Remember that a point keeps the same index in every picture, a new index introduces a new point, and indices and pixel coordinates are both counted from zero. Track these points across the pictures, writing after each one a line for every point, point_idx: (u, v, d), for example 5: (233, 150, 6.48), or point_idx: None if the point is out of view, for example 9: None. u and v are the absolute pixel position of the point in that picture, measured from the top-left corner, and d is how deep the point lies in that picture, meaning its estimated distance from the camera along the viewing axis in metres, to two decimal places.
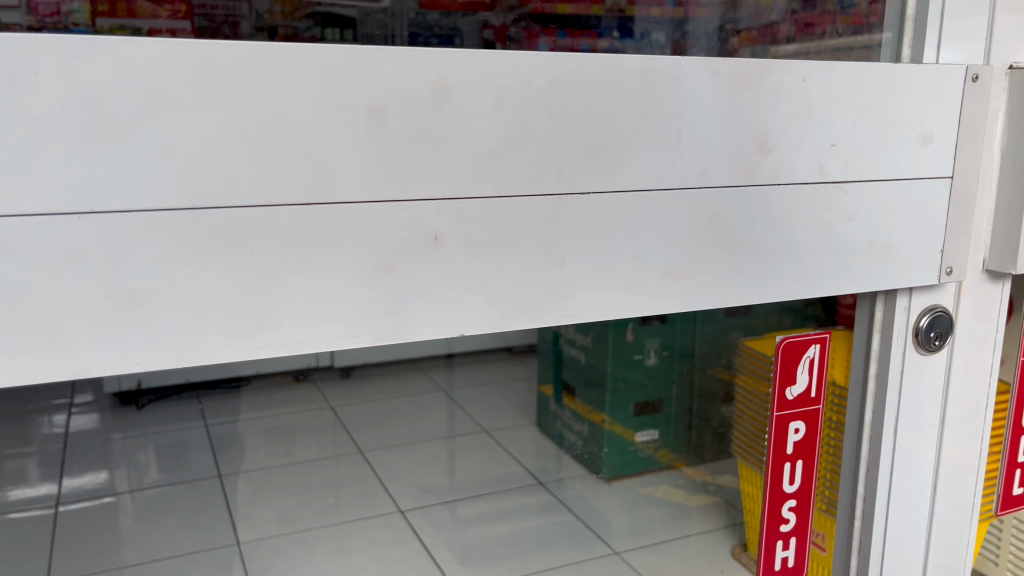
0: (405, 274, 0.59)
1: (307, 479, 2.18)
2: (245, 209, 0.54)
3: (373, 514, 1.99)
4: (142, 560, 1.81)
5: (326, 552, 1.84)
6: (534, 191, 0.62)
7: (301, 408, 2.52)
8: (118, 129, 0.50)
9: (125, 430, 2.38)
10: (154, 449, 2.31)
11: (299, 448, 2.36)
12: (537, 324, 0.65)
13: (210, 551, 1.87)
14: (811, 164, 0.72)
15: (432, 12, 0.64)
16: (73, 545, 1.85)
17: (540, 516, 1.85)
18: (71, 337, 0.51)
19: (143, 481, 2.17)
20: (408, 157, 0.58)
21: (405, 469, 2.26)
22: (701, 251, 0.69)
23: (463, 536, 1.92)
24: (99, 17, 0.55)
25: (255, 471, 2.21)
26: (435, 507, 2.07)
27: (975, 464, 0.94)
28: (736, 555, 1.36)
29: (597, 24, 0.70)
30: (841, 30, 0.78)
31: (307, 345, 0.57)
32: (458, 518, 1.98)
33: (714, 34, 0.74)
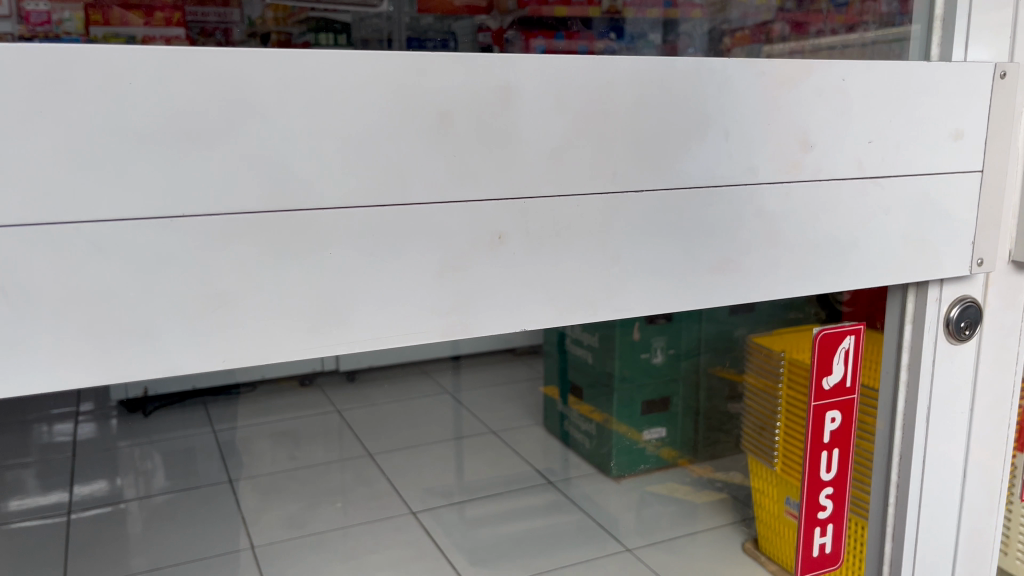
0: (471, 272, 0.62)
1: (312, 483, 2.27)
2: (322, 211, 0.56)
3: (384, 516, 2.09)
4: (153, 564, 1.89)
5: (336, 555, 1.93)
6: (591, 190, 0.64)
7: (309, 412, 2.62)
8: (206, 135, 0.52)
9: (132, 438, 2.45)
10: (161, 455, 2.38)
11: (304, 452, 2.42)
12: (593, 318, 0.67)
13: (219, 556, 1.94)
14: (849, 161, 0.74)
15: (427, 17, 0.66)
16: (84, 551, 1.91)
17: (548, 514, 2.05)
18: (162, 336, 0.53)
19: (150, 488, 2.19)
20: (474, 159, 0.60)
21: (412, 471, 2.32)
22: (747, 247, 0.72)
23: (473, 536, 2.03)
24: (92, 26, 0.55)
25: (262, 476, 2.30)
26: (444, 508, 2.14)
27: (1003, 450, 0.96)
28: (748, 550, 1.58)
29: (593, 26, 0.71)
30: (834, 28, 0.81)
31: (380, 341, 0.60)
32: (467, 520, 2.09)
33: (706, 35, 0.76)
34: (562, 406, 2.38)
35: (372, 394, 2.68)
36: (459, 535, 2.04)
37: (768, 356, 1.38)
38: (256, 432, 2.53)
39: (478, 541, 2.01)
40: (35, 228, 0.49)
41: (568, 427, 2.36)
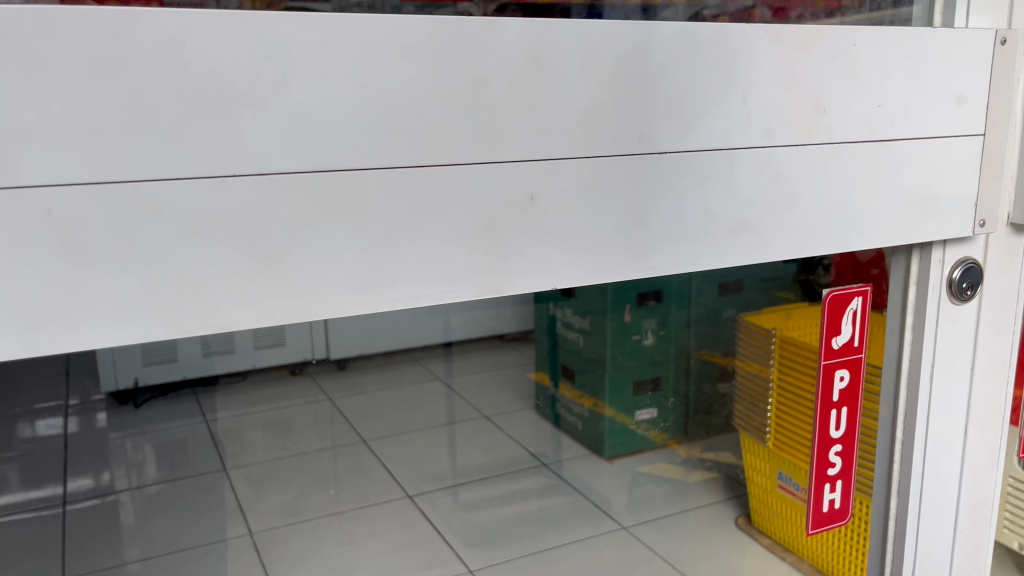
0: (504, 232, 0.64)
1: (303, 471, 2.26)
2: (365, 171, 0.57)
3: (378, 501, 2.14)
4: (145, 556, 1.90)
5: (332, 542, 1.98)
6: (617, 152, 0.66)
7: (298, 400, 2.56)
8: (254, 97, 0.53)
9: (122, 429, 2.42)
10: (150, 447, 2.33)
11: (296, 440, 2.39)
12: (620, 278, 0.70)
13: (205, 546, 1.94)
14: (861, 125, 0.77)
15: (408, 7, 0.61)
16: (78, 543, 1.94)
17: (542, 496, 2.15)
18: (215, 292, 0.55)
19: (141, 479, 2.19)
20: (508, 121, 0.62)
21: (406, 457, 2.34)
22: (765, 208, 0.74)
23: (469, 520, 2.08)
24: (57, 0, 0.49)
25: (252, 466, 2.27)
26: (437, 493, 2.19)
27: (1003, 408, 1.00)
28: (739, 524, 1.79)
29: (569, 10, 0.65)
30: (815, 13, 0.78)
31: (420, 300, 0.62)
32: (462, 504, 2.14)
33: (688, 16, 0.71)
34: (552, 389, 2.41)
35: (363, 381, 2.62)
36: (455, 521, 2.07)
37: (762, 335, 1.45)
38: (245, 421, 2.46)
39: (474, 525, 2.06)
40: (94, 189, 0.50)
41: (559, 410, 2.41)
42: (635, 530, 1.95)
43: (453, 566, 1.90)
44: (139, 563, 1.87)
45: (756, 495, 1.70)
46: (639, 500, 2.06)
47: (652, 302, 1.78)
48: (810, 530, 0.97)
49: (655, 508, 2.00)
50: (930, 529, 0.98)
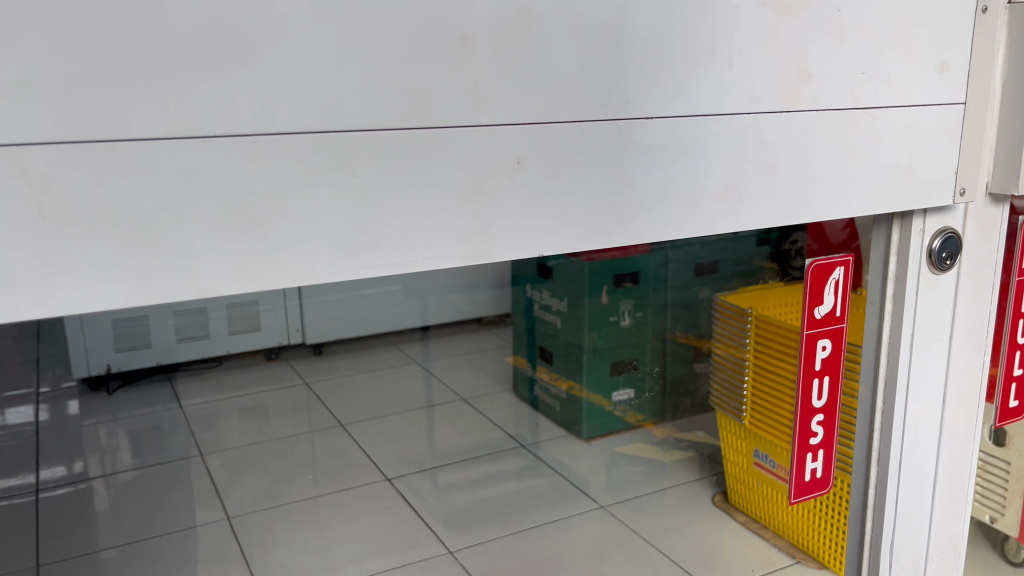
0: (490, 196, 0.63)
1: (280, 457, 2.25)
2: (350, 133, 0.56)
3: (360, 483, 2.14)
4: (122, 541, 1.90)
5: (311, 524, 1.98)
6: (604, 116, 0.66)
7: (271, 387, 2.13)
8: (236, 55, 0.51)
9: (97, 416, 2.07)
10: (126, 434, 2.15)
11: (273, 426, 2.29)
12: (607, 244, 0.69)
13: (177, 532, 1.92)
14: (844, 91, 0.77)
15: None
16: (53, 530, 1.92)
17: (521, 478, 2.18)
18: (197, 257, 0.54)
19: (115, 464, 2.15)
20: (493, 84, 0.61)
21: (386, 443, 2.32)
22: (750, 175, 0.74)
23: (447, 502, 2.11)
24: None
25: (229, 450, 2.25)
26: (416, 475, 2.20)
27: (979, 376, 1.02)
28: (719, 503, 1.79)
29: None
30: None
31: (406, 265, 0.61)
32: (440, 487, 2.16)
33: None
34: (529, 372, 2.20)
35: (342, 366, 2.14)
36: (433, 501, 2.11)
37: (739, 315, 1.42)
38: (220, 409, 2.15)
39: (451, 507, 2.09)
40: (67, 147, 0.48)
41: (538, 393, 2.26)
42: (612, 508, 1.99)
43: (433, 548, 1.92)
44: (115, 550, 1.87)
45: (733, 472, 1.70)
46: (617, 479, 2.09)
47: (630, 283, 1.71)
48: (792, 499, 0.98)
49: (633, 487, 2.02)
50: (909, 497, 0.99)
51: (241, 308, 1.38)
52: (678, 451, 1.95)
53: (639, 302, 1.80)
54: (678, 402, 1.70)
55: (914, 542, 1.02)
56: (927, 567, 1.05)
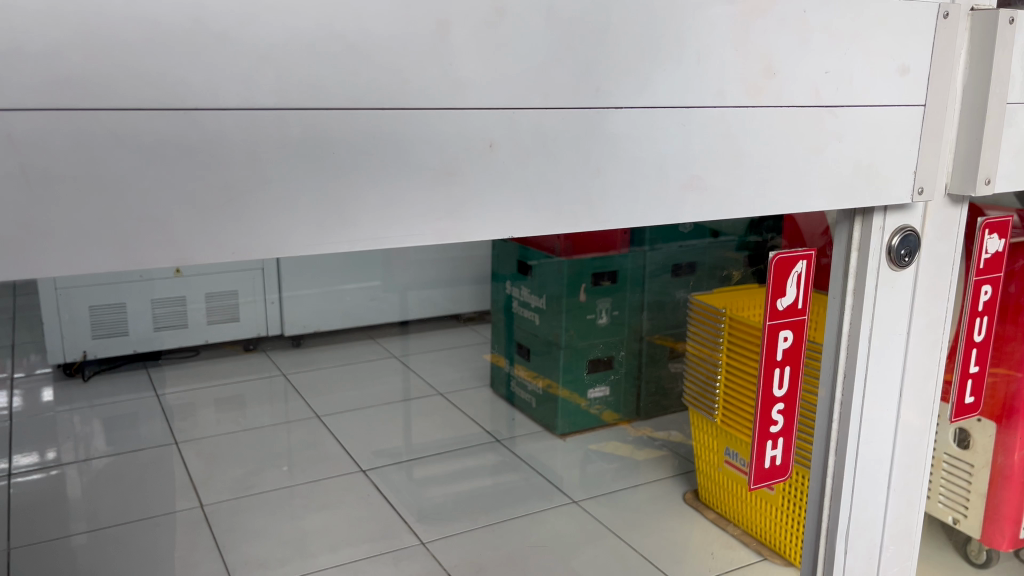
0: (461, 178, 0.65)
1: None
2: (326, 112, 0.58)
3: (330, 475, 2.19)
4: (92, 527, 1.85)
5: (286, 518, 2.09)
6: (574, 105, 0.69)
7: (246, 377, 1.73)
8: (219, 31, 0.53)
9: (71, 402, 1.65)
10: (101, 421, 1.76)
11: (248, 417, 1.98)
12: (576, 229, 0.72)
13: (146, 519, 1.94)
14: (808, 89, 0.80)
15: None
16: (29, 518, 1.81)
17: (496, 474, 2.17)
18: (175, 225, 0.56)
19: (88, 450, 1.84)
20: (469, 70, 0.63)
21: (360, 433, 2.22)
22: (715, 166, 0.77)
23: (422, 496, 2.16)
24: None
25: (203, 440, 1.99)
26: (391, 468, 2.17)
27: (935, 371, 1.05)
28: (686, 501, 1.79)
29: None
30: None
31: (378, 241, 0.63)
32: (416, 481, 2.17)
33: None
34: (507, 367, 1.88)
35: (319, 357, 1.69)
36: (408, 496, 2.15)
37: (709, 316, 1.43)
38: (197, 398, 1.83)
39: (427, 501, 2.14)
40: (49, 114, 0.50)
41: (515, 388, 1.96)
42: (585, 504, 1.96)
43: (405, 540, 2.05)
44: (87, 535, 1.84)
45: (700, 469, 1.72)
46: (592, 477, 1.98)
47: (608, 281, 1.52)
48: (752, 485, 1.00)
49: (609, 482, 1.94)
50: (864, 485, 1.03)
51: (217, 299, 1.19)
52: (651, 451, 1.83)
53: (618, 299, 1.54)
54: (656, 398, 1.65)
55: (868, 532, 1.06)
56: (882, 556, 1.08)
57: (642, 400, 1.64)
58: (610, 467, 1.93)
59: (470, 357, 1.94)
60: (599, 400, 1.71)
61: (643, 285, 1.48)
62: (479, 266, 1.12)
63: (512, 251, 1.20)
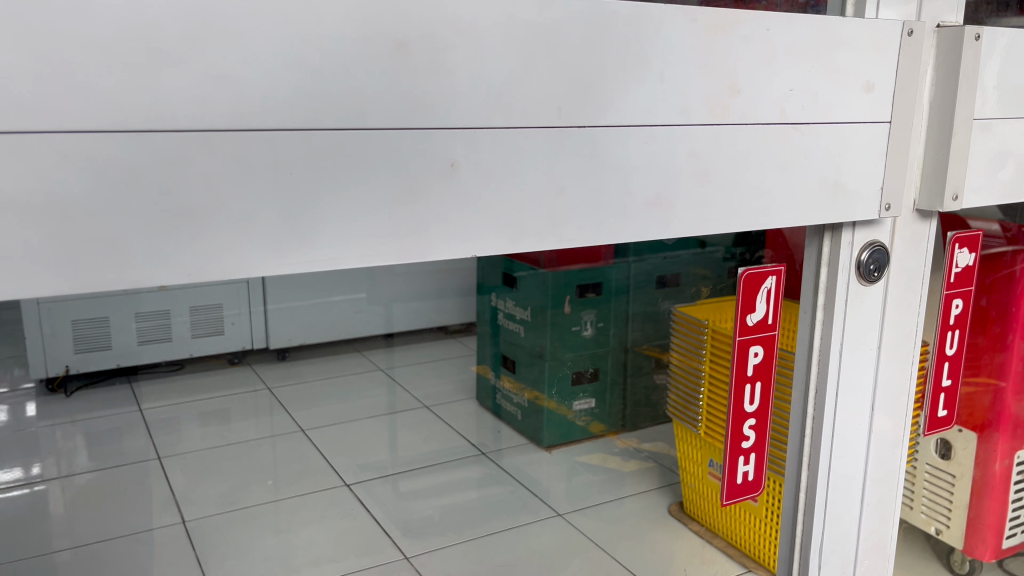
0: (424, 198, 0.65)
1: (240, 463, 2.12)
2: (282, 132, 0.58)
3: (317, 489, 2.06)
4: (75, 543, 1.72)
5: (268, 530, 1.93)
6: (537, 123, 0.69)
7: (236, 389, 1.73)
8: (173, 53, 0.53)
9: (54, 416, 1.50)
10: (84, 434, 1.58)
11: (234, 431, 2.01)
12: (540, 247, 0.72)
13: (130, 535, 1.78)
14: (773, 107, 0.80)
15: None
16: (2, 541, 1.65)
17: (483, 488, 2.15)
18: (128, 246, 0.55)
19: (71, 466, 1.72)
20: (428, 88, 0.63)
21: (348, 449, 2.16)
22: (682, 183, 0.78)
23: (408, 509, 2.06)
24: None
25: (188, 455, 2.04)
26: (375, 482, 2.09)
27: (906, 385, 1.06)
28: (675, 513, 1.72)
29: None
30: None
31: (339, 261, 0.63)
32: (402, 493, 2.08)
33: None
34: (494, 381, 1.86)
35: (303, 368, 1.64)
36: (395, 510, 2.03)
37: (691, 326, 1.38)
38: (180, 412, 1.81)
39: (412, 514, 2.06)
40: None
41: (501, 399, 1.91)
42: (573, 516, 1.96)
43: (390, 553, 1.89)
44: (71, 551, 1.69)
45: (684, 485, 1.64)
46: (578, 488, 2.01)
47: (592, 294, 1.56)
48: (724, 501, 1.00)
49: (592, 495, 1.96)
50: (838, 500, 1.03)
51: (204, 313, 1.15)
52: (636, 462, 1.80)
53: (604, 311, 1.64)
54: (636, 409, 1.68)
55: (842, 545, 1.06)
56: (856, 569, 1.08)
57: (628, 409, 1.70)
58: (597, 478, 1.96)
59: (456, 370, 1.91)
60: (585, 412, 1.72)
61: (628, 297, 1.48)
62: (462, 279, 1.10)
63: (494, 263, 1.18)
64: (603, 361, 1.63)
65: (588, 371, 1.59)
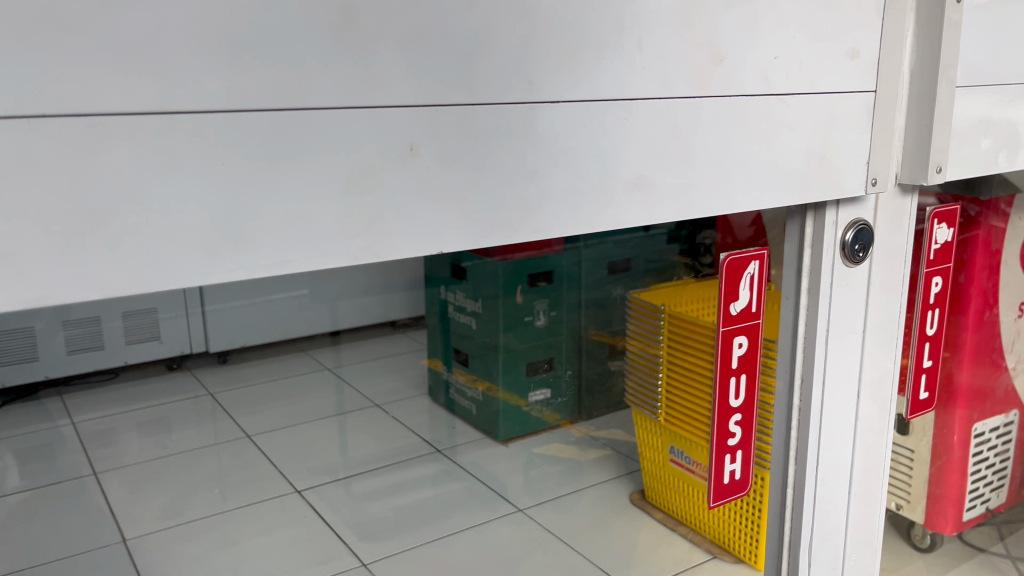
0: (380, 188, 0.56)
1: (183, 474, 2.01)
2: (209, 115, 0.48)
3: (267, 497, 1.93)
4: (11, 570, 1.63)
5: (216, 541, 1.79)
6: (505, 99, 0.61)
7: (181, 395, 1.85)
8: (68, 20, 0.43)
9: None
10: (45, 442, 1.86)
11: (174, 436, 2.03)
12: (512, 240, 0.64)
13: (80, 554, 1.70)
14: (756, 75, 0.74)
15: None
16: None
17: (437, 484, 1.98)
18: (22, 260, 0.45)
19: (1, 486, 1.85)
20: (381, 61, 0.54)
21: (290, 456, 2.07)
22: (663, 163, 0.70)
23: (363, 512, 1.92)
24: None
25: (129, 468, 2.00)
26: (328, 486, 2.00)
27: (891, 370, 1.01)
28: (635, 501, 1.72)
29: None
30: None
31: (283, 265, 0.54)
32: (355, 496, 1.96)
33: None
34: (446, 375, 1.81)
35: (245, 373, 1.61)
36: (348, 513, 1.91)
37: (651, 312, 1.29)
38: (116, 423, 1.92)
39: (367, 516, 1.90)
40: None
41: (454, 396, 1.89)
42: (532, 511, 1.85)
43: (347, 561, 1.74)
44: None
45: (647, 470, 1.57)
46: (536, 481, 1.92)
47: (544, 283, 1.48)
48: (711, 503, 0.93)
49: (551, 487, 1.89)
50: (827, 493, 0.98)
51: (135, 319, 1.05)
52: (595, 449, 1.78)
53: (554, 301, 1.57)
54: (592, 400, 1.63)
55: (831, 541, 1.01)
56: (845, 564, 1.03)
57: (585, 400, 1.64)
58: (556, 470, 1.91)
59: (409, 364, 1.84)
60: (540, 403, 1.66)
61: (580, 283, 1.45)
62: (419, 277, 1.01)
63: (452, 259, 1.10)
64: (559, 350, 1.55)
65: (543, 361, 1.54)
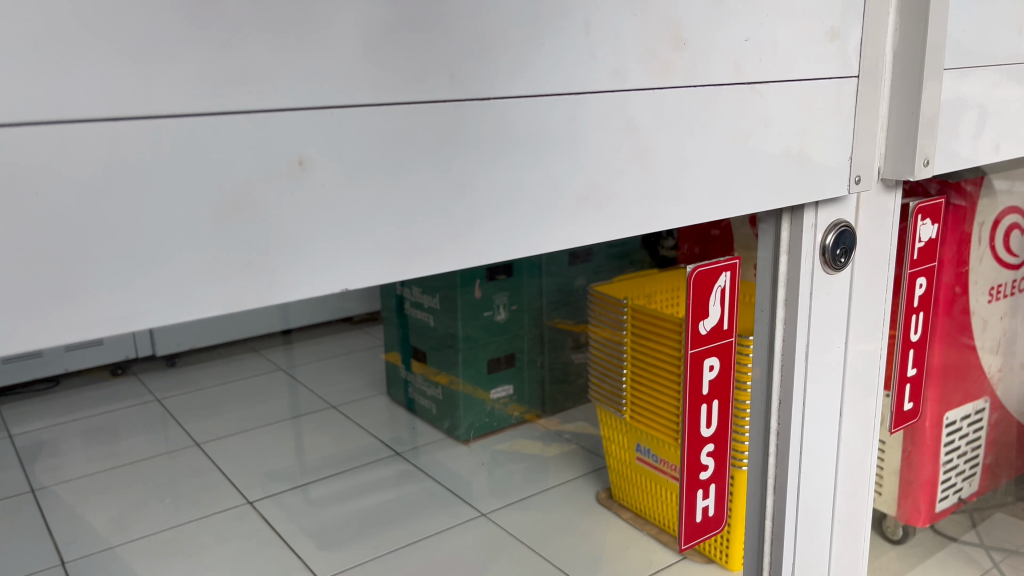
0: (261, 215, 0.44)
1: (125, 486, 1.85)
2: (9, 128, 0.36)
3: (215, 510, 1.72)
4: None
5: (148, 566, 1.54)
6: (422, 98, 0.49)
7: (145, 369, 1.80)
8: None
9: None
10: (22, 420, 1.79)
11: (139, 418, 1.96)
12: (440, 269, 0.52)
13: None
14: (725, 62, 0.63)
15: None
16: None
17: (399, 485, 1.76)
18: None
19: None
20: (255, 53, 0.42)
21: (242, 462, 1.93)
22: (619, 169, 0.59)
23: (319, 518, 1.69)
24: None
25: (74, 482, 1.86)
26: (286, 494, 1.78)
27: (875, 383, 0.91)
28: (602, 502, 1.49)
29: None
30: None
31: (132, 321, 0.41)
32: (312, 501, 1.74)
33: None
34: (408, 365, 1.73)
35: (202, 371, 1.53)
36: (303, 517, 1.69)
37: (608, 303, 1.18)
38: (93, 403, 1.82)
39: (322, 523, 1.67)
40: None
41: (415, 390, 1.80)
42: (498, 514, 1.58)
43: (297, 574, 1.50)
44: None
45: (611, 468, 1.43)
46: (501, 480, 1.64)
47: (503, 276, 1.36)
48: (682, 544, 0.83)
49: (518, 488, 1.61)
50: (808, 524, 0.88)
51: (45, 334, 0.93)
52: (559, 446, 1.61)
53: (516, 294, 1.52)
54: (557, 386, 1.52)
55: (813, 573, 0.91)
56: None
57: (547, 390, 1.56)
58: (519, 467, 1.63)
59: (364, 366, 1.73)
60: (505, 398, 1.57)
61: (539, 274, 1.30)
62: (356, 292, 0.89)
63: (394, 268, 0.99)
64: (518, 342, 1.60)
65: (504, 355, 1.55)
